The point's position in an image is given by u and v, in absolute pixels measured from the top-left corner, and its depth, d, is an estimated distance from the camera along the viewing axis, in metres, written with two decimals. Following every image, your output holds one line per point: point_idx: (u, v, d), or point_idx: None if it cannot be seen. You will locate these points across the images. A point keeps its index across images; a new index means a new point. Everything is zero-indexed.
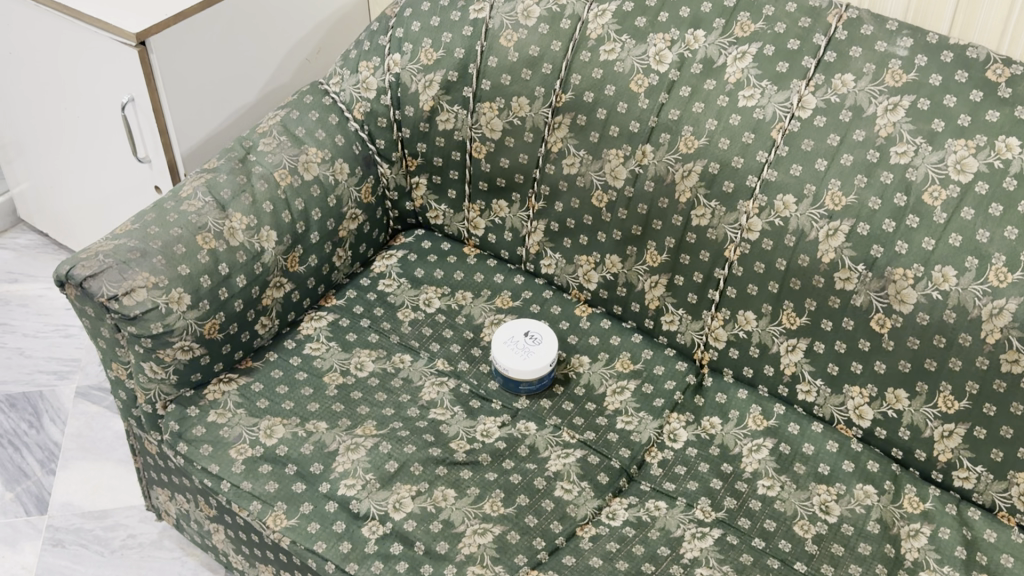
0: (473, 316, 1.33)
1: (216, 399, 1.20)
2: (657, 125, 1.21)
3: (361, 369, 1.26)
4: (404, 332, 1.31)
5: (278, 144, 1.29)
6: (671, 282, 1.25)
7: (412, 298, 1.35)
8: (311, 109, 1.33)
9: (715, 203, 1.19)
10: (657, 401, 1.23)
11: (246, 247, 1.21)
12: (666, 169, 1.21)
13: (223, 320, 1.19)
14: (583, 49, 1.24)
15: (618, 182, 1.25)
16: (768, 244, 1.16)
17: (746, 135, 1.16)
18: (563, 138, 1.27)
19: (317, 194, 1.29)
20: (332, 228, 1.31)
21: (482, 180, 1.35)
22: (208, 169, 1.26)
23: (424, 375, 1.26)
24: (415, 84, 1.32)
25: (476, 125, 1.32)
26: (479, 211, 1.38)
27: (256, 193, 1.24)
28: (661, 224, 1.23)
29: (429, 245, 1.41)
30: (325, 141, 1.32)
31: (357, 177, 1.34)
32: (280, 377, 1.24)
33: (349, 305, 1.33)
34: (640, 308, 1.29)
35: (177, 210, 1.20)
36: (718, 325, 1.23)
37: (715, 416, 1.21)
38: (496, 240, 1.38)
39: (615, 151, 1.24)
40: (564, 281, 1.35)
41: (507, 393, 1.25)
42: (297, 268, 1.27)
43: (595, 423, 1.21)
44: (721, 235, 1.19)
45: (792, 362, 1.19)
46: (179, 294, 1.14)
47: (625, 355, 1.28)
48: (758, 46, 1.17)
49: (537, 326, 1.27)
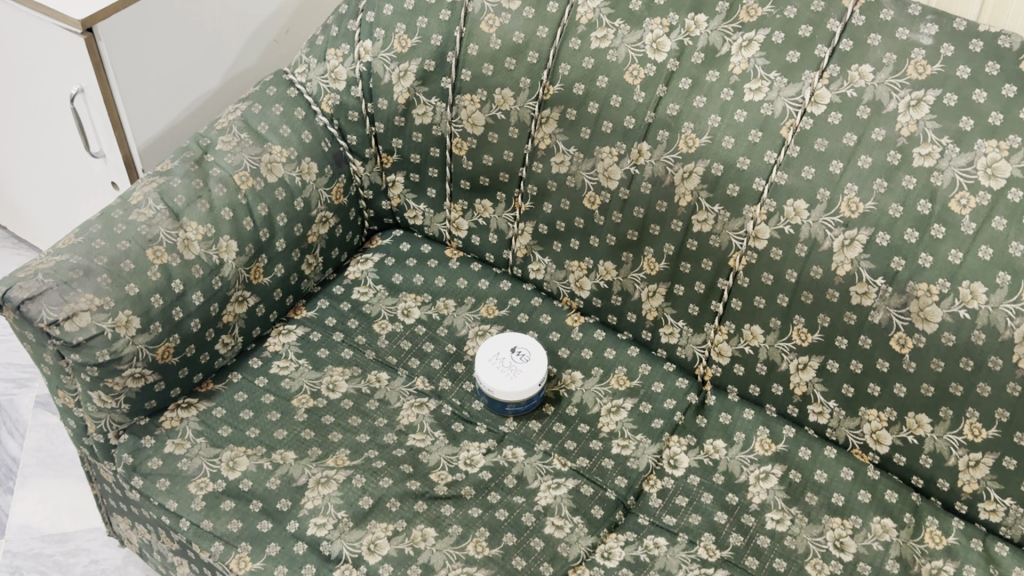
0: (455, 327, 1.23)
1: (174, 427, 1.10)
2: (654, 121, 1.10)
3: (333, 389, 1.15)
4: (381, 346, 1.21)
5: (238, 143, 1.18)
6: (670, 292, 1.15)
7: (389, 308, 1.25)
8: (275, 102, 1.21)
9: (718, 208, 1.08)
10: (656, 422, 1.13)
11: (202, 261, 1.10)
12: (664, 169, 1.10)
13: (178, 343, 1.08)
14: (572, 36, 1.13)
15: (612, 183, 1.14)
16: (776, 253, 1.06)
17: (753, 133, 1.05)
18: (551, 134, 1.16)
19: (282, 198, 1.18)
20: (300, 234, 1.20)
21: (464, 179, 1.24)
22: (162, 172, 1.14)
23: (401, 396, 1.15)
24: (388, 74, 1.19)
25: (455, 119, 1.20)
26: (462, 212, 1.27)
27: (213, 199, 1.13)
28: (658, 229, 1.12)
29: (407, 248, 1.31)
30: (290, 138, 1.20)
31: (326, 177, 1.22)
32: (245, 401, 1.13)
33: (321, 317, 1.23)
34: (637, 319, 1.19)
35: (125, 220, 1.08)
36: (722, 339, 1.13)
37: (718, 439, 1.11)
38: (480, 242, 1.28)
39: (609, 149, 1.13)
40: (554, 287, 1.25)
41: (493, 414, 1.15)
42: (261, 279, 1.16)
43: (589, 449, 1.11)
44: (725, 243, 1.09)
45: (802, 381, 1.08)
46: (127, 317, 1.03)
47: (620, 371, 1.18)
48: (766, 32, 1.05)
49: (525, 340, 1.17)
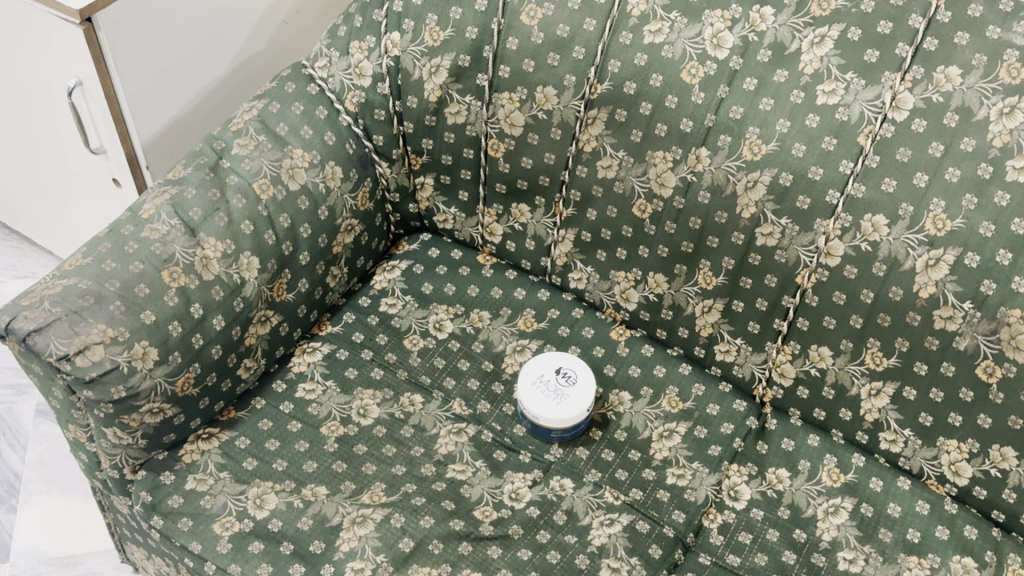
0: (492, 342, 1.14)
1: (194, 461, 1.02)
2: (714, 125, 1.00)
3: (365, 415, 1.07)
4: (413, 365, 1.12)
5: (256, 147, 1.08)
6: (728, 308, 1.06)
7: (420, 321, 1.16)
8: (294, 100, 1.11)
9: (786, 220, 0.99)
10: (713, 449, 1.05)
11: (222, 281, 1.01)
12: (725, 178, 1.01)
13: (198, 372, 0.99)
14: (623, 30, 1.02)
15: (665, 191, 1.05)
16: (850, 271, 0.97)
17: (827, 140, 0.96)
18: (598, 136, 1.07)
19: (305, 207, 1.08)
20: (324, 245, 1.11)
21: (500, 182, 1.14)
22: (175, 181, 1.05)
23: (438, 421, 1.07)
24: (418, 70, 1.09)
25: (492, 119, 1.10)
26: (496, 216, 1.17)
27: (232, 212, 1.04)
28: (717, 241, 1.03)
29: (437, 254, 1.21)
30: (312, 140, 1.10)
31: (351, 182, 1.12)
32: (270, 430, 1.05)
33: (347, 333, 1.14)
34: (689, 334, 1.10)
35: (136, 238, 0.99)
36: (785, 360, 1.05)
37: (782, 468, 1.03)
38: (516, 248, 1.19)
39: (662, 154, 1.04)
40: (596, 298, 1.16)
41: (537, 440, 1.07)
42: (284, 296, 1.07)
43: (642, 479, 1.04)
44: (792, 259, 1.00)
45: (875, 408, 1.01)
46: (144, 349, 0.94)
47: (672, 392, 1.10)
48: (841, 28, 0.95)
49: (571, 361, 1.08)
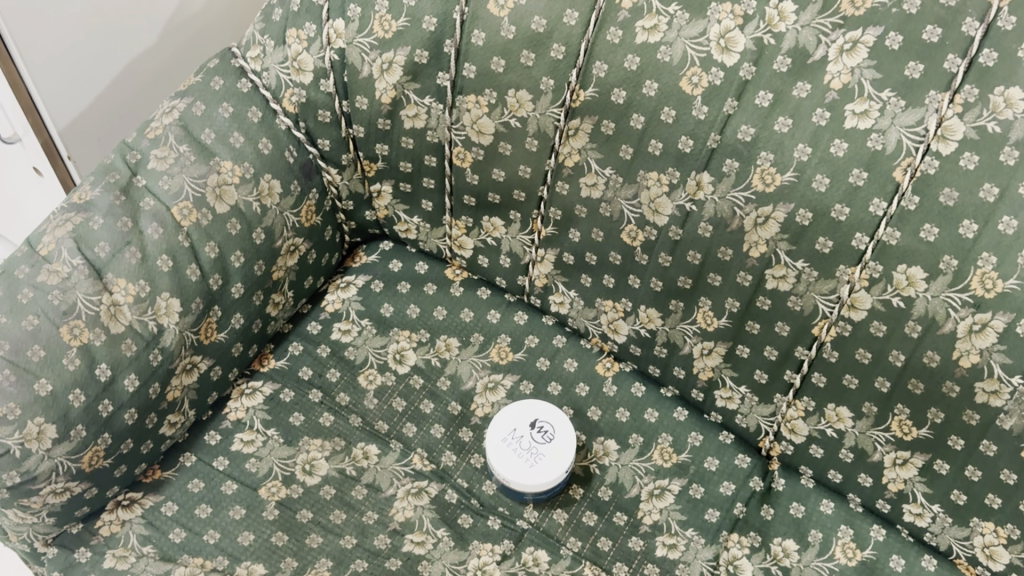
0: (459, 378, 1.00)
1: (114, 534, 0.89)
2: (719, 147, 0.83)
3: (311, 472, 0.93)
4: (368, 408, 0.98)
5: (176, 160, 0.91)
6: (731, 353, 0.91)
7: (378, 352, 1.01)
8: (222, 99, 0.94)
9: (802, 264, 0.83)
10: (709, 514, 0.92)
11: (136, 332, 0.86)
12: (730, 211, 0.84)
13: (110, 443, 0.85)
14: (611, 24, 0.84)
15: (660, 219, 0.88)
16: (878, 328, 0.81)
17: (856, 173, 0.79)
18: (582, 150, 0.89)
19: (237, 232, 0.92)
20: (262, 272, 0.95)
21: (468, 194, 0.97)
22: (81, 205, 0.89)
23: (395, 479, 0.94)
24: (367, 66, 0.91)
25: (456, 125, 0.93)
26: (465, 230, 1.01)
27: (146, 245, 0.88)
28: (719, 280, 0.87)
29: (399, 268, 1.06)
30: (244, 150, 0.93)
31: (293, 197, 0.96)
32: (201, 493, 0.92)
33: (294, 368, 0.99)
34: (685, 375, 0.95)
35: (30, 283, 0.84)
36: (797, 416, 0.90)
37: (788, 539, 0.90)
38: (489, 264, 1.03)
39: (657, 176, 0.87)
40: (580, 325, 1.01)
41: (510, 500, 0.94)
42: (214, 337, 0.92)
43: (627, 551, 0.91)
44: (808, 307, 0.84)
45: (899, 478, 0.87)
46: (39, 428, 0.79)
47: (664, 441, 0.96)
48: (877, 32, 0.76)
49: (547, 411, 0.93)
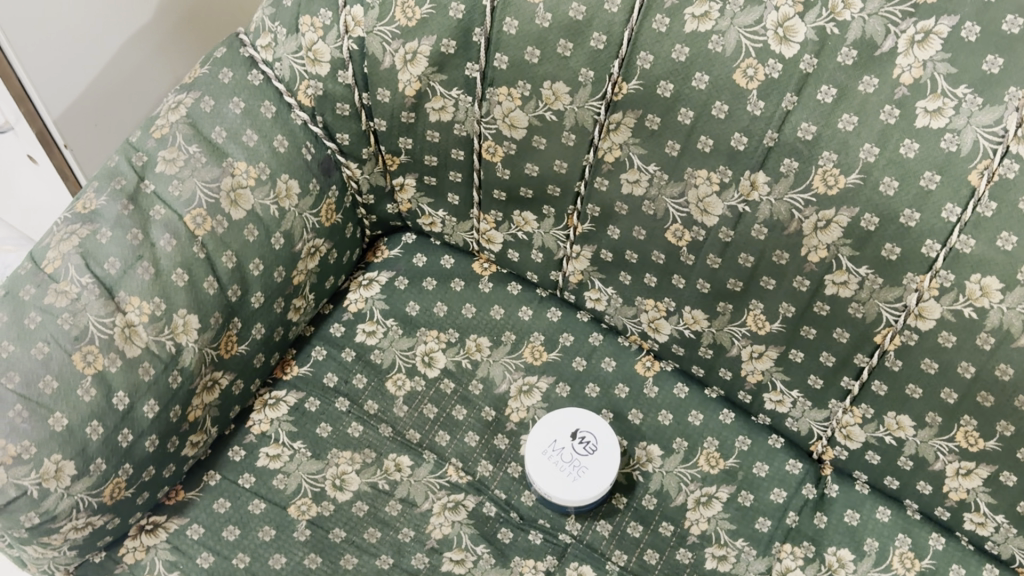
0: (493, 381, 0.95)
1: (139, 561, 0.85)
2: (776, 145, 0.77)
3: (342, 488, 0.89)
4: (399, 415, 0.93)
5: (185, 162, 0.84)
6: (783, 357, 0.86)
7: (406, 355, 0.96)
8: (232, 93, 0.86)
9: (865, 270, 0.77)
10: (760, 523, 0.88)
11: (153, 353, 0.80)
12: (788, 213, 0.78)
13: (131, 473, 0.80)
14: (657, 11, 0.76)
15: (709, 219, 0.82)
16: (947, 339, 0.76)
17: (927, 176, 0.73)
18: (623, 144, 0.83)
19: (254, 239, 0.86)
20: (282, 279, 0.89)
21: (498, 188, 0.91)
22: (86, 215, 0.82)
23: (430, 492, 0.89)
24: (389, 57, 0.84)
25: (487, 118, 0.86)
26: (495, 224, 0.95)
27: (159, 259, 0.81)
28: (773, 283, 0.82)
29: (423, 262, 1.00)
30: (258, 149, 0.86)
31: (311, 197, 0.90)
32: (228, 514, 0.87)
33: (318, 375, 0.94)
34: (732, 377, 0.91)
35: (38, 305, 0.78)
36: (853, 422, 0.86)
37: (843, 548, 0.87)
38: (520, 259, 0.97)
39: (706, 174, 0.81)
40: (618, 322, 0.96)
41: (551, 512, 0.90)
42: (235, 351, 0.87)
43: (675, 563, 0.87)
44: (871, 315, 0.79)
45: (961, 487, 0.83)
46: (57, 465, 0.75)
47: (710, 446, 0.92)
48: (952, 22, 0.69)
49: (589, 420, 0.89)
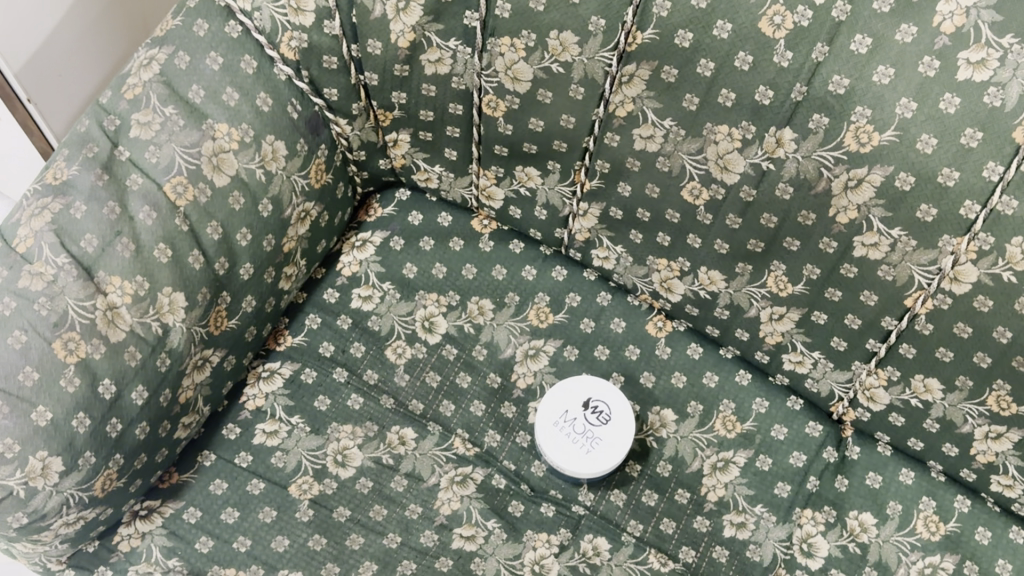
0: (497, 346, 0.91)
1: (135, 548, 0.81)
2: (805, 100, 0.71)
3: (344, 464, 0.85)
4: (401, 385, 0.89)
5: (162, 125, 0.77)
6: (805, 319, 0.82)
7: (405, 321, 0.91)
8: (209, 48, 0.79)
9: (897, 232, 0.73)
10: (779, 488, 0.86)
11: (139, 336, 0.75)
12: (817, 172, 0.73)
13: (122, 463, 0.76)
14: None
15: (729, 177, 0.77)
16: (983, 303, 0.72)
17: (969, 133, 0.67)
18: (637, 98, 0.77)
19: (241, 207, 0.80)
20: (272, 247, 0.84)
21: (499, 144, 0.86)
22: (58, 187, 0.75)
23: (436, 465, 0.86)
24: (379, 5, 0.78)
25: (487, 70, 0.80)
26: (496, 180, 0.89)
27: (139, 233, 0.75)
28: (798, 244, 0.78)
29: (420, 220, 0.94)
30: (240, 109, 0.79)
31: (300, 158, 0.84)
32: (226, 495, 0.83)
33: (313, 344, 0.90)
34: (749, 338, 0.87)
35: (12, 289, 0.72)
36: (878, 384, 0.82)
37: (866, 512, 0.84)
38: (522, 215, 0.92)
39: (727, 129, 0.75)
40: (628, 281, 0.91)
41: (563, 482, 0.86)
42: (225, 326, 0.82)
43: (693, 532, 0.84)
44: (901, 277, 0.75)
45: (990, 451, 0.80)
46: (43, 463, 0.70)
47: (726, 408, 0.88)
48: None
49: (602, 388, 0.85)
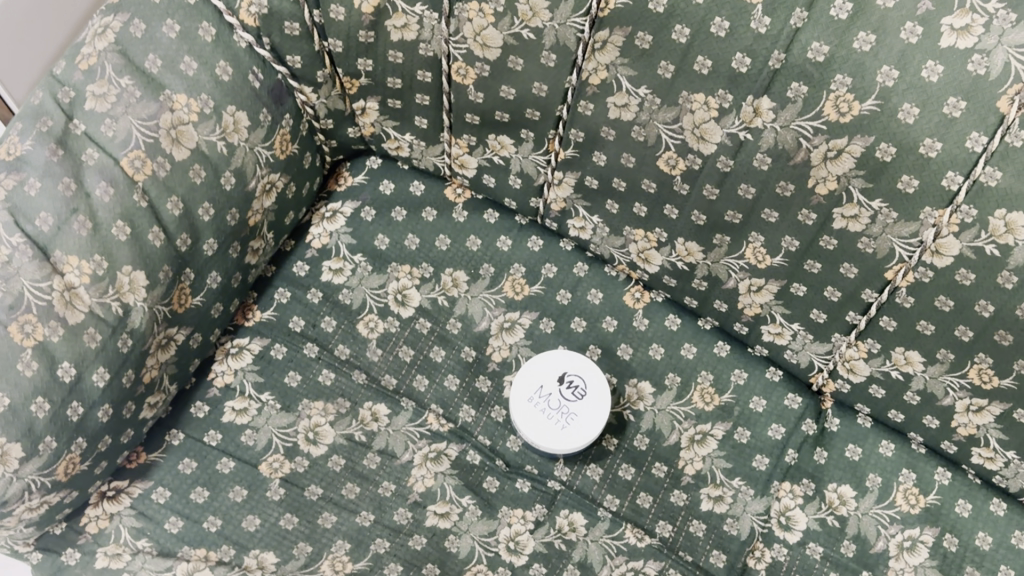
0: (472, 319, 0.89)
1: (103, 530, 0.79)
2: (783, 68, 0.68)
3: (316, 441, 0.83)
4: (373, 360, 0.87)
5: (118, 98, 0.74)
6: (784, 290, 0.80)
7: (377, 294, 0.89)
8: (165, 15, 0.76)
9: (878, 204, 0.70)
10: (758, 461, 0.85)
11: (98, 317, 0.72)
12: (795, 142, 0.71)
13: (85, 447, 0.74)
14: None
15: (706, 147, 0.75)
16: (965, 276, 0.70)
17: (952, 103, 0.65)
18: (610, 65, 0.74)
19: (203, 181, 0.78)
20: (237, 221, 0.81)
21: (470, 112, 0.83)
22: (10, 163, 0.72)
23: (410, 442, 0.84)
24: None
25: (455, 37, 0.77)
26: (468, 148, 0.87)
27: (96, 210, 0.73)
28: (776, 216, 0.76)
29: (391, 190, 0.92)
30: (199, 78, 0.76)
31: (263, 129, 0.81)
32: (195, 475, 0.82)
33: (283, 319, 0.88)
34: (728, 309, 0.85)
35: None
36: (858, 356, 0.81)
37: (845, 484, 0.83)
38: (496, 184, 0.89)
39: (703, 98, 0.72)
40: (605, 251, 0.89)
41: (539, 457, 0.85)
42: (189, 304, 0.80)
43: (670, 507, 0.83)
44: (882, 250, 0.73)
45: (971, 423, 0.78)
46: (1, 449, 0.68)
47: (705, 381, 0.87)
48: None
49: (578, 362, 0.84)
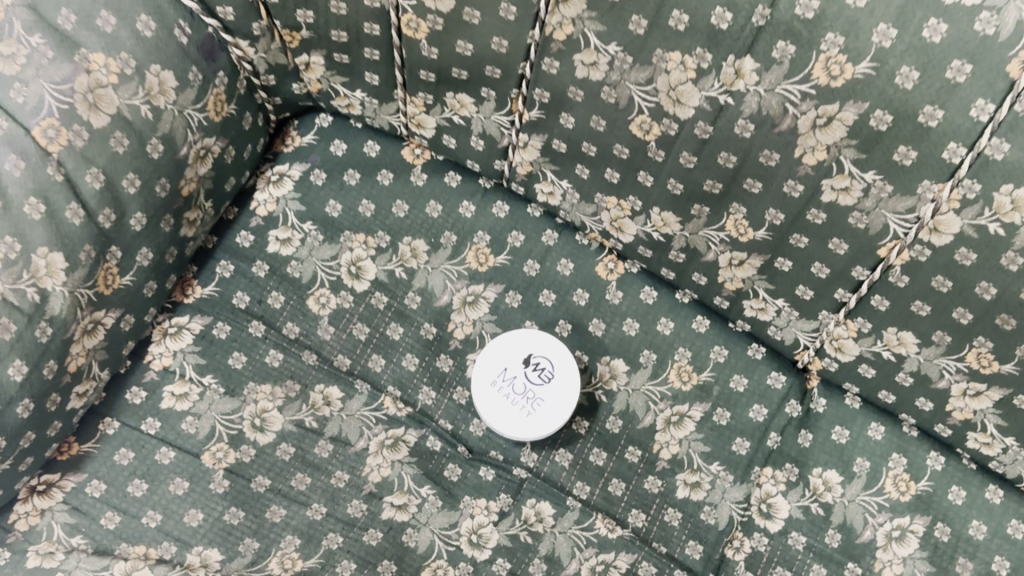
0: (432, 292, 0.82)
1: (33, 528, 0.73)
2: (767, 26, 0.60)
3: (263, 428, 0.78)
4: (325, 338, 0.81)
5: (28, 58, 0.65)
6: (767, 265, 0.74)
7: (329, 266, 0.83)
8: None
9: (872, 176, 0.63)
10: (738, 444, 0.79)
11: (11, 304, 0.65)
12: (781, 107, 0.63)
13: (4, 447, 0.67)
14: None
15: (683, 111, 0.67)
16: (965, 256, 0.64)
17: (955, 64, 0.56)
18: (577, 19, 0.66)
19: (127, 150, 0.70)
20: (169, 192, 0.74)
21: (425, 69, 0.75)
22: None
23: (365, 428, 0.78)
24: None
25: None
26: (425, 108, 0.80)
27: (6, 187, 0.64)
28: (758, 186, 0.69)
29: (342, 151, 0.86)
30: (118, 35, 0.68)
31: (194, 90, 0.73)
32: (133, 466, 0.76)
33: (226, 294, 0.81)
34: (707, 283, 0.79)
35: None
36: (847, 335, 0.75)
37: (831, 470, 0.78)
38: (456, 145, 0.82)
39: (679, 58, 0.64)
40: (575, 219, 0.83)
41: (503, 442, 0.80)
42: (119, 284, 0.73)
43: (644, 494, 0.78)
44: (875, 225, 0.66)
45: (967, 408, 0.72)
46: None
47: (682, 358, 0.81)
48: None
49: (544, 343, 0.78)
